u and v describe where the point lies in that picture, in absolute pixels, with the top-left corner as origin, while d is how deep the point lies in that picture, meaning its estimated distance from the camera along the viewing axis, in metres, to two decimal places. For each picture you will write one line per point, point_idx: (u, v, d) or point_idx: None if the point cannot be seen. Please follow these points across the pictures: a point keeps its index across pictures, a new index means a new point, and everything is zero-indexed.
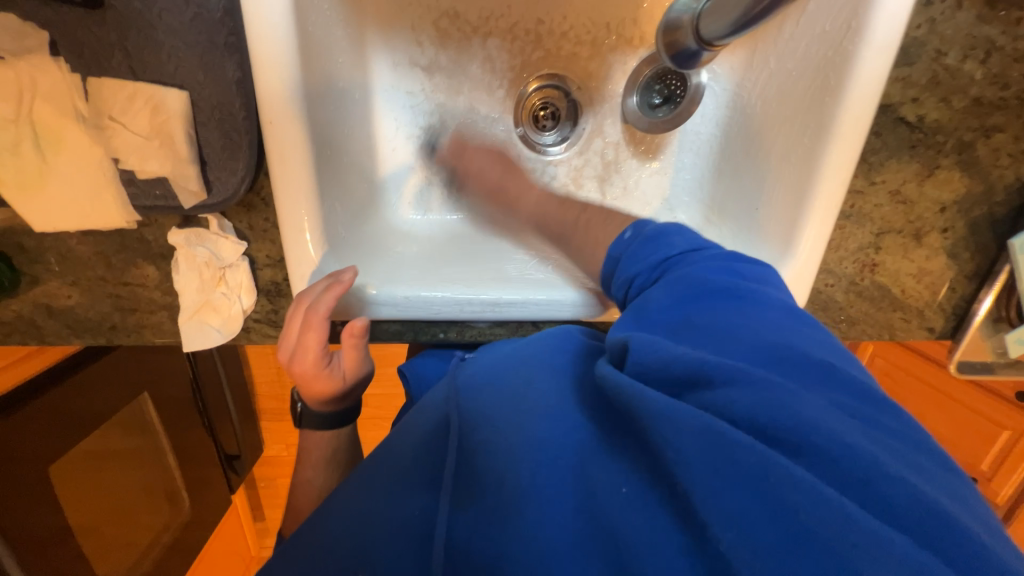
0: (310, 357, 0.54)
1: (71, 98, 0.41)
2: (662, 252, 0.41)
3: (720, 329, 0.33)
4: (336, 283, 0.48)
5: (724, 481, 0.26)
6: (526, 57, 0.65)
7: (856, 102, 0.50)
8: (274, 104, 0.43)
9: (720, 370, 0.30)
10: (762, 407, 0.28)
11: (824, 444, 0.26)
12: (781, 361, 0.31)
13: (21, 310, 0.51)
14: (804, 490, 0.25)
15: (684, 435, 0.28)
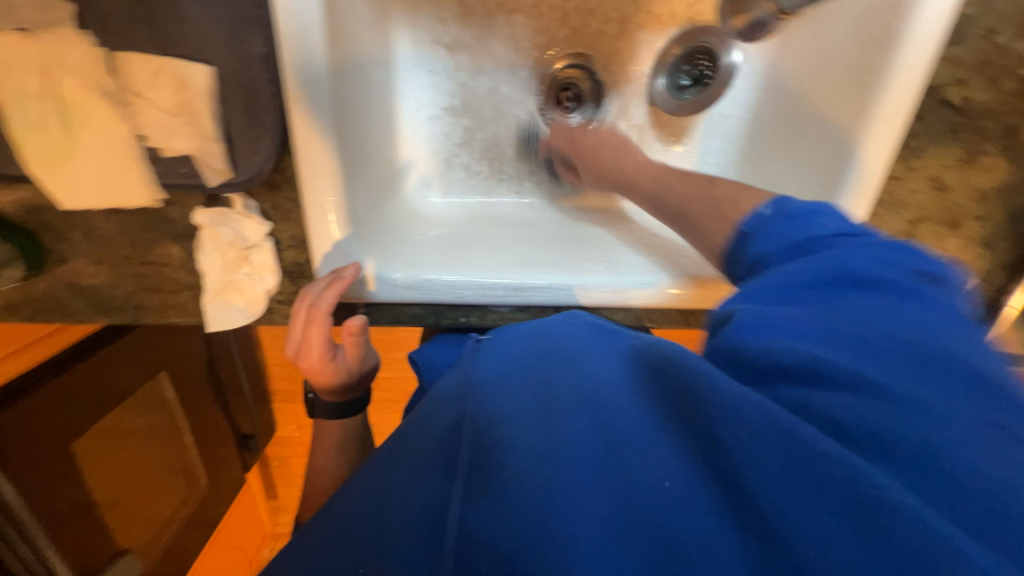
0: (314, 355, 0.54)
1: (96, 73, 0.41)
2: (811, 229, 0.35)
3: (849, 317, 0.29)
4: (339, 278, 0.48)
5: (812, 499, 0.24)
6: (552, 35, 0.63)
7: (900, 84, 0.48)
8: (300, 80, 0.42)
9: (838, 372, 0.26)
10: (876, 416, 0.25)
11: (938, 461, 0.23)
12: (887, 352, 0.27)
13: (49, 288, 0.51)
14: (904, 514, 0.22)
15: (762, 443, 0.25)
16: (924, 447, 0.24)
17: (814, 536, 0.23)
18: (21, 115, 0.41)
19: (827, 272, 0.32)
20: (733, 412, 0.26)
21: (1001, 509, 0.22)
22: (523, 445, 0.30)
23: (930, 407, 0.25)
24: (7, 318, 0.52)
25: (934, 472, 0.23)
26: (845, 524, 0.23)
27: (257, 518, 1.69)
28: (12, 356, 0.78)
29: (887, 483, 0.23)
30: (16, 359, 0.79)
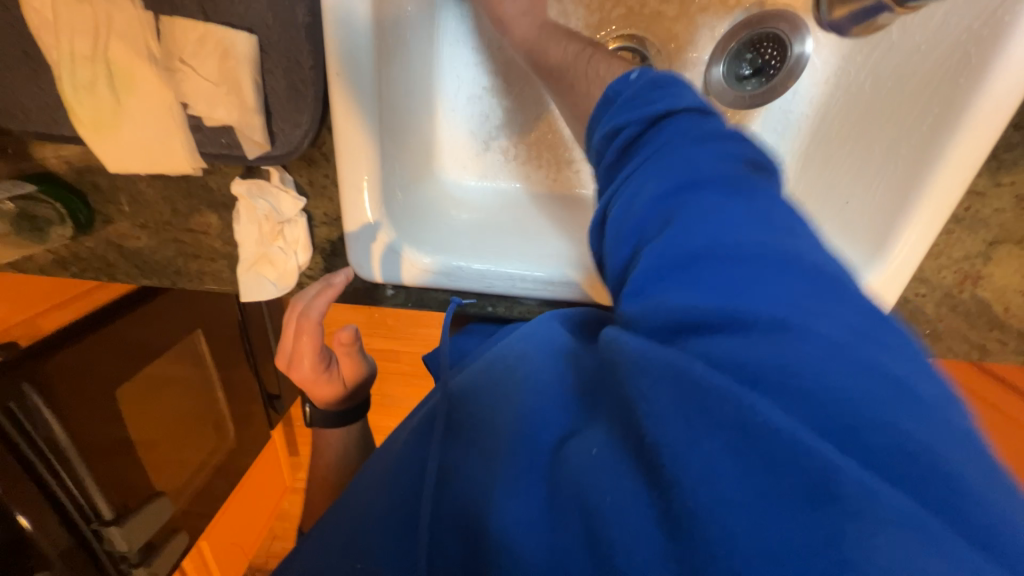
0: (307, 366, 0.57)
1: (144, 38, 0.41)
2: (656, 112, 0.33)
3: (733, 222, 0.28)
4: (326, 283, 0.51)
5: (701, 437, 0.24)
6: (605, 15, 0.59)
7: (999, 87, 0.43)
8: (344, 54, 0.41)
9: (729, 315, 0.25)
10: (771, 356, 0.24)
11: (820, 393, 0.23)
12: (759, 265, 0.26)
13: (95, 248, 0.53)
14: (788, 444, 0.22)
15: (661, 387, 0.25)
16: (816, 381, 0.23)
17: (706, 477, 0.23)
18: (71, 77, 0.41)
19: (675, 180, 0.29)
20: (646, 367, 0.26)
21: (907, 448, 0.22)
22: (483, 428, 0.35)
23: (830, 336, 0.24)
24: (58, 273, 0.54)
25: (813, 402, 0.23)
26: (742, 478, 0.22)
27: (279, 473, 1.78)
28: (55, 312, 0.86)
29: (780, 425, 0.22)
30: (60, 314, 0.87)
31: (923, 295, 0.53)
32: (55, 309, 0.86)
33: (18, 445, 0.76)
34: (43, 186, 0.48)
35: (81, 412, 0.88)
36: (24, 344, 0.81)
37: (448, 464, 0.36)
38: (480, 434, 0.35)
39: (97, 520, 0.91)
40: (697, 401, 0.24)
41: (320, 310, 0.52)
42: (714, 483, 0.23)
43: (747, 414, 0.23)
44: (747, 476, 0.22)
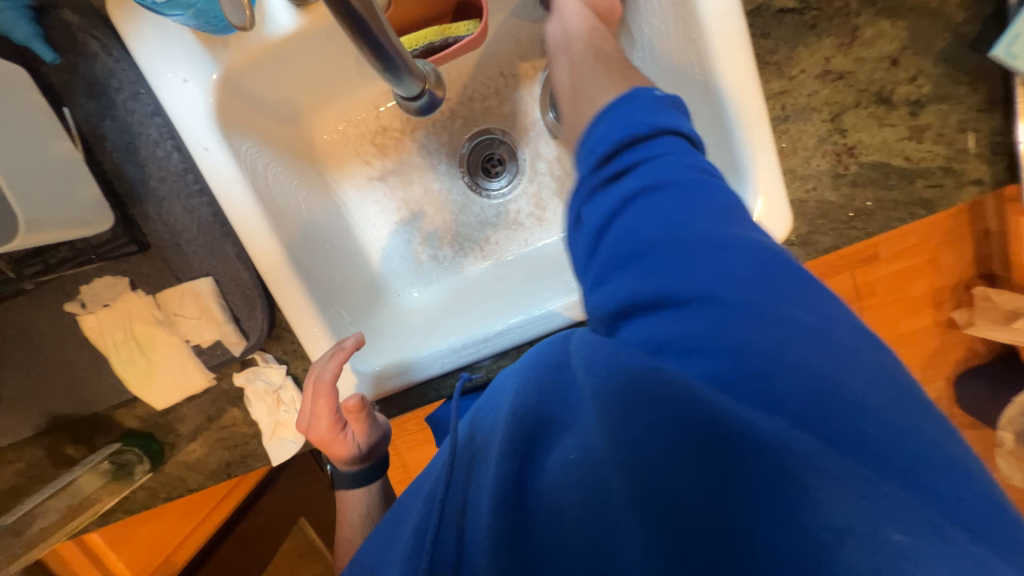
0: (323, 426, 0.62)
1: (151, 311, 0.60)
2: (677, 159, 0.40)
3: (688, 213, 0.38)
4: (338, 351, 0.57)
5: (676, 427, 0.30)
6: (452, 130, 0.75)
7: (718, 24, 0.50)
8: (265, 257, 0.58)
9: (694, 300, 0.35)
10: (728, 358, 0.33)
11: (762, 359, 0.32)
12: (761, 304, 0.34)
13: (171, 471, 0.69)
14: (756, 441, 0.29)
15: (653, 409, 0.31)
16: (759, 360, 0.32)
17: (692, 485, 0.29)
18: (119, 358, 0.61)
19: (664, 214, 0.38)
20: (653, 397, 0.31)
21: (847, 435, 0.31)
22: (485, 477, 0.34)
23: (766, 316, 0.33)
24: (154, 502, 0.70)
25: (760, 365, 0.32)
26: (709, 442, 0.30)
27: None
28: (184, 542, 1.06)
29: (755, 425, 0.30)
30: (187, 543, 1.07)
31: (814, 188, 0.55)
32: (183, 538, 1.06)
33: None
34: (127, 440, 0.66)
35: None
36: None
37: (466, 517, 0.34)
38: (481, 492, 0.34)
39: None
40: (699, 416, 0.30)
41: (332, 376, 0.58)
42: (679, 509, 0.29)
43: (733, 418, 0.30)
44: (711, 442, 0.30)
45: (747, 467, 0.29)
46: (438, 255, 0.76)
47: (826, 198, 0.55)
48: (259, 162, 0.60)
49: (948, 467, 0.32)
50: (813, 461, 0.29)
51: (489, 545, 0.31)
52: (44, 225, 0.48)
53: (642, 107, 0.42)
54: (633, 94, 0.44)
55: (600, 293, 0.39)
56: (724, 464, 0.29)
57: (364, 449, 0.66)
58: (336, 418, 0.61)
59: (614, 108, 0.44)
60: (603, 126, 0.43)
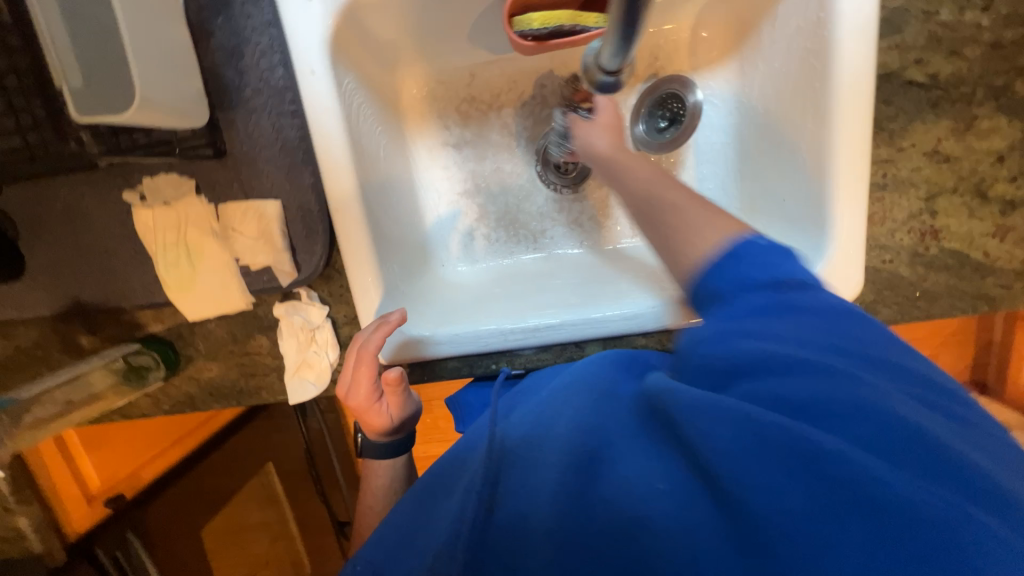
0: (361, 394, 0.60)
1: (209, 221, 0.58)
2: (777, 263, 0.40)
3: (831, 327, 0.37)
4: (389, 322, 0.56)
5: (760, 457, 0.30)
6: (538, 116, 0.75)
7: (850, 79, 0.51)
8: (339, 195, 0.56)
9: (752, 362, 0.36)
10: (775, 391, 0.34)
11: (835, 408, 0.32)
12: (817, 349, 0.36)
13: (181, 384, 0.67)
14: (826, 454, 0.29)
15: (716, 421, 0.32)
16: (837, 405, 0.32)
17: (749, 484, 0.30)
18: (164, 259, 0.59)
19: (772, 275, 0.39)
20: (701, 412, 0.33)
21: (916, 455, 0.30)
22: (539, 479, 0.36)
23: (836, 370, 0.34)
24: (155, 412, 0.68)
25: (842, 416, 0.32)
26: (795, 479, 0.29)
27: None
28: (145, 464, 1.01)
29: (829, 440, 0.30)
30: (148, 467, 1.01)
31: (890, 260, 0.56)
32: (146, 460, 1.01)
33: None
34: (146, 343, 0.64)
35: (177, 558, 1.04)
36: (128, 496, 0.96)
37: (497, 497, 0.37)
38: (530, 479, 0.37)
39: None
40: (740, 423, 0.32)
41: (379, 346, 0.56)
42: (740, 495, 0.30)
43: (787, 428, 0.31)
44: (807, 475, 0.29)
45: (802, 469, 0.29)
46: (492, 237, 0.75)
47: (899, 273, 0.56)
48: (355, 99, 0.59)
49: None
50: (915, 502, 0.28)
51: (546, 530, 0.33)
52: (152, 106, 0.46)
53: (759, 258, 0.40)
54: (744, 248, 0.41)
55: (704, 349, 0.38)
56: (857, 504, 0.28)
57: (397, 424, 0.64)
58: (375, 388, 0.59)
59: (725, 259, 0.41)
60: (748, 262, 0.40)
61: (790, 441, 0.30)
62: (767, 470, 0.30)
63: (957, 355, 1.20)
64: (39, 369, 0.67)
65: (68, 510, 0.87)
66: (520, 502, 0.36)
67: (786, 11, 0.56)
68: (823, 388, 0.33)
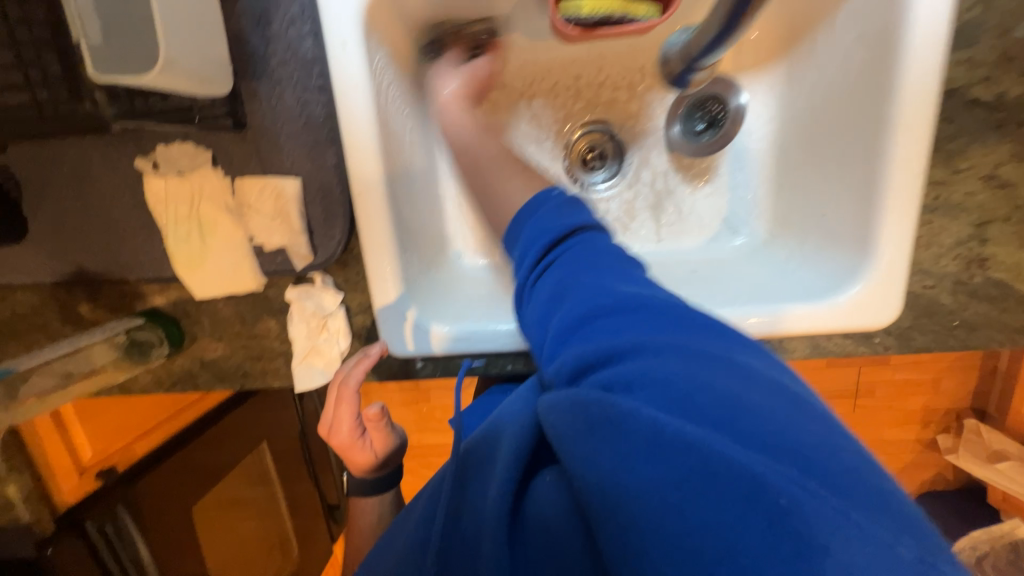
0: (343, 431, 0.63)
1: (224, 196, 0.55)
2: (558, 215, 0.47)
3: (612, 294, 0.39)
4: (365, 356, 0.58)
5: (614, 441, 0.32)
6: (569, 109, 0.71)
7: (914, 94, 0.49)
8: (363, 178, 0.54)
9: (601, 351, 0.37)
10: (621, 373, 0.35)
11: (662, 380, 0.33)
12: (670, 329, 0.36)
13: (184, 363, 0.65)
14: (677, 443, 0.30)
15: (569, 414, 0.35)
16: (662, 382, 0.33)
17: (611, 478, 0.32)
18: (175, 233, 0.56)
19: (589, 265, 0.42)
20: (563, 411, 0.36)
21: (759, 442, 0.30)
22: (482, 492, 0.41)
23: (662, 346, 0.35)
24: (155, 389, 0.66)
25: (666, 389, 0.33)
26: (630, 463, 0.32)
27: None
28: (137, 439, 0.99)
29: (657, 417, 0.32)
30: (140, 442, 1.00)
31: (932, 286, 0.54)
32: (138, 436, 1.00)
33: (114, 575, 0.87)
34: (150, 318, 0.62)
35: (172, 539, 1.01)
36: (121, 469, 0.94)
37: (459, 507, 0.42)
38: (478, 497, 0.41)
39: None
40: (593, 415, 0.34)
41: (358, 381, 0.59)
42: (612, 488, 0.32)
43: (633, 420, 0.32)
44: (634, 452, 0.32)
45: (652, 465, 0.31)
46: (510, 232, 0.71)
47: (939, 300, 0.54)
48: (386, 77, 0.56)
49: (881, 483, 0.30)
50: (728, 463, 0.29)
51: (482, 533, 0.38)
52: (178, 69, 0.43)
53: (558, 212, 0.47)
54: (542, 206, 0.48)
55: (545, 359, 0.41)
56: (672, 468, 0.30)
57: (382, 458, 0.67)
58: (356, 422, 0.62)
59: (531, 208, 0.48)
60: (544, 217, 0.47)
61: (636, 428, 0.32)
62: (627, 463, 0.32)
63: (961, 380, 1.20)
64: (37, 338, 0.64)
65: (59, 481, 0.85)
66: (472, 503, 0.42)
67: (851, 14, 0.53)
68: (655, 369, 0.34)
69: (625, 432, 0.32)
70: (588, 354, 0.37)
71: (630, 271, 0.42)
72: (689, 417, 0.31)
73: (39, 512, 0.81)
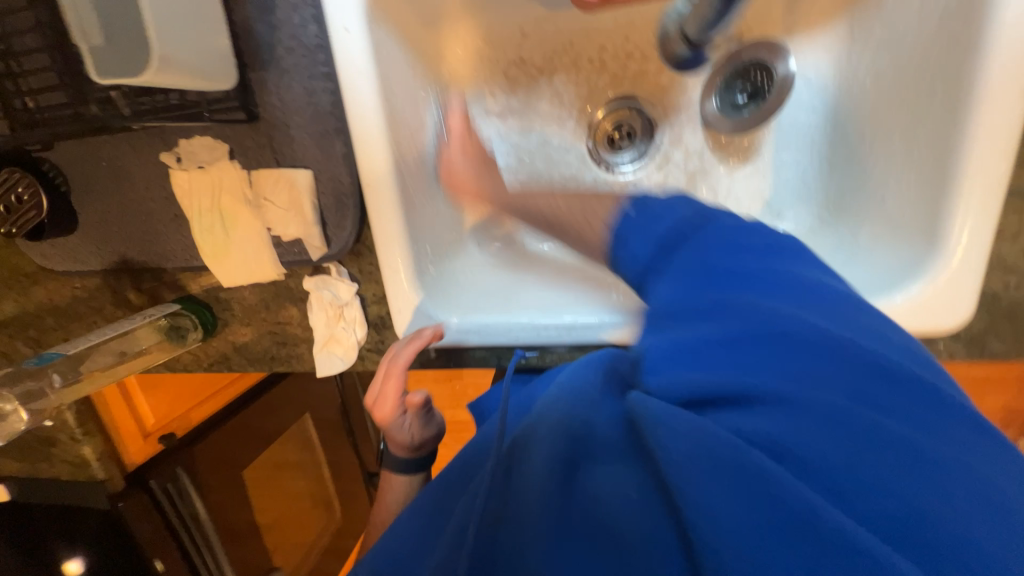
0: (387, 405, 0.62)
1: (242, 188, 0.56)
2: (670, 222, 0.42)
3: (730, 324, 0.35)
4: (420, 336, 0.55)
5: (726, 481, 0.29)
6: (593, 85, 0.66)
7: (1005, 53, 0.43)
8: (374, 169, 0.53)
9: (726, 390, 0.33)
10: (745, 416, 0.32)
11: (804, 445, 0.30)
12: (781, 345, 0.34)
13: (218, 346, 0.69)
14: (800, 499, 0.28)
15: (680, 441, 0.32)
16: (794, 443, 0.30)
17: (714, 513, 0.29)
18: (199, 225, 0.58)
19: (707, 262, 0.39)
20: (668, 432, 0.32)
21: (882, 503, 0.28)
22: (527, 484, 0.34)
23: (805, 395, 0.32)
24: (195, 369, 0.71)
25: (806, 452, 0.30)
26: (764, 524, 0.28)
27: None
28: (198, 406, 1.07)
29: (782, 473, 0.29)
30: (200, 408, 1.08)
31: (1015, 285, 0.49)
32: (198, 403, 1.07)
33: (175, 526, 0.99)
34: (185, 304, 0.65)
35: (224, 495, 1.11)
36: (179, 434, 1.02)
37: (499, 503, 0.35)
38: (527, 489, 0.34)
39: None
40: (709, 451, 0.30)
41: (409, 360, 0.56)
42: (716, 517, 0.28)
43: (750, 461, 0.29)
44: (763, 511, 0.28)
45: (766, 511, 0.28)
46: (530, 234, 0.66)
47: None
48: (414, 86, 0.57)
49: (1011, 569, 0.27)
50: (879, 557, 0.26)
51: (535, 534, 0.32)
52: (175, 66, 0.44)
53: (649, 224, 0.42)
54: (622, 226, 0.44)
55: (652, 376, 0.38)
56: (800, 536, 0.27)
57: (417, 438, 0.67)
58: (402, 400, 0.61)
59: (631, 224, 0.43)
60: (635, 238, 0.43)
61: (754, 472, 0.29)
62: (735, 501, 0.29)
63: None
64: (94, 320, 0.70)
65: (127, 441, 0.93)
66: (515, 499, 0.34)
67: None
68: (787, 421, 0.31)
69: (745, 473, 0.29)
70: (697, 382, 0.34)
71: (762, 268, 0.38)
72: (805, 471, 0.29)
73: (111, 471, 0.90)
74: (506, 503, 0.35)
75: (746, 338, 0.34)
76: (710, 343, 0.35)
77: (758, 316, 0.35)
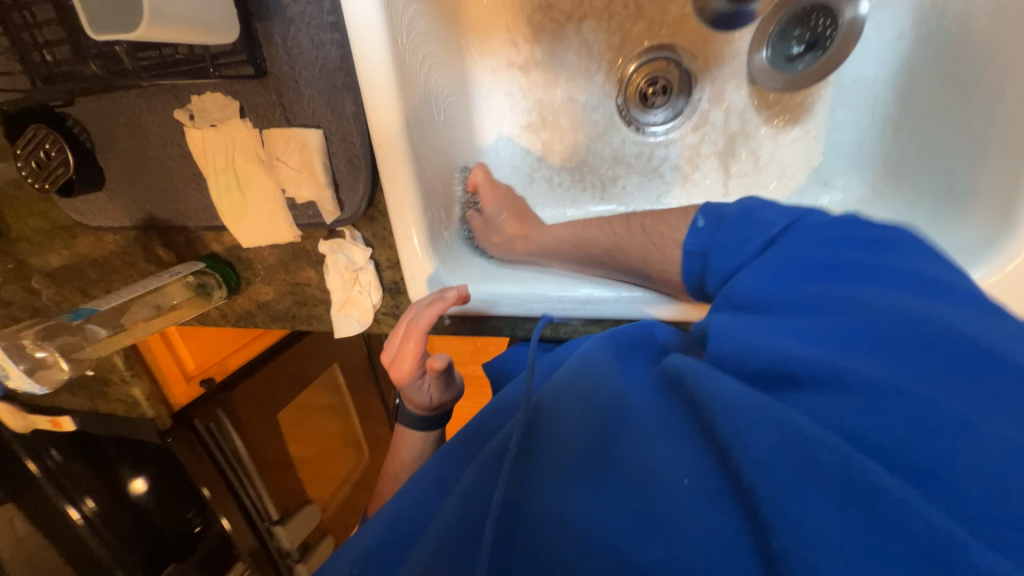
0: (405, 367, 0.59)
1: (255, 148, 0.55)
2: (757, 230, 0.41)
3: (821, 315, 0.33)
4: (443, 298, 0.52)
5: (807, 468, 0.27)
6: (626, 33, 0.59)
7: None
8: (385, 130, 0.50)
9: (813, 375, 0.30)
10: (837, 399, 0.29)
11: (899, 435, 0.27)
12: (888, 337, 0.30)
13: (242, 303, 0.71)
14: (883, 486, 0.25)
15: (756, 427, 0.29)
16: (879, 437, 0.27)
17: (799, 515, 0.26)
18: (216, 185, 0.58)
19: (791, 261, 0.37)
20: (735, 410, 0.30)
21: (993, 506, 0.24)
22: (566, 447, 0.35)
23: (908, 382, 0.28)
24: (223, 324, 0.74)
25: (899, 442, 0.27)
26: (840, 510, 0.25)
27: None
28: (235, 353, 1.12)
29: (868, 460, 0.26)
30: (237, 355, 1.12)
31: None
32: (235, 350, 1.12)
33: (218, 460, 1.08)
34: (210, 262, 0.67)
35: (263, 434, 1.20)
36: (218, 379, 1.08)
37: (524, 472, 0.35)
38: (563, 450, 0.35)
39: (268, 519, 1.23)
40: (784, 432, 0.28)
41: (431, 322, 0.52)
42: (788, 502, 0.26)
43: (833, 446, 0.27)
44: (842, 498, 0.25)
45: (845, 497, 0.25)
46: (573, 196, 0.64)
47: None
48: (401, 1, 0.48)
49: None
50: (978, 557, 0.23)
51: (569, 501, 0.32)
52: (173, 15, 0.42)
53: (739, 237, 0.42)
54: (690, 240, 0.45)
55: (720, 349, 0.36)
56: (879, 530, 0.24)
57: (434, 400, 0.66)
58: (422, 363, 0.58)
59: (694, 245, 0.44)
60: (719, 252, 0.43)
61: (837, 456, 0.26)
62: (810, 489, 0.26)
63: None
64: (130, 274, 0.73)
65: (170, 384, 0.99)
66: (550, 452, 0.35)
67: None
68: (882, 407, 0.28)
69: (823, 459, 0.27)
70: (777, 363, 0.32)
71: (880, 263, 0.34)
72: (903, 467, 0.26)
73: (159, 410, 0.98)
74: (539, 459, 0.35)
75: (841, 332, 0.32)
76: (799, 330, 0.33)
77: (865, 306, 0.32)
